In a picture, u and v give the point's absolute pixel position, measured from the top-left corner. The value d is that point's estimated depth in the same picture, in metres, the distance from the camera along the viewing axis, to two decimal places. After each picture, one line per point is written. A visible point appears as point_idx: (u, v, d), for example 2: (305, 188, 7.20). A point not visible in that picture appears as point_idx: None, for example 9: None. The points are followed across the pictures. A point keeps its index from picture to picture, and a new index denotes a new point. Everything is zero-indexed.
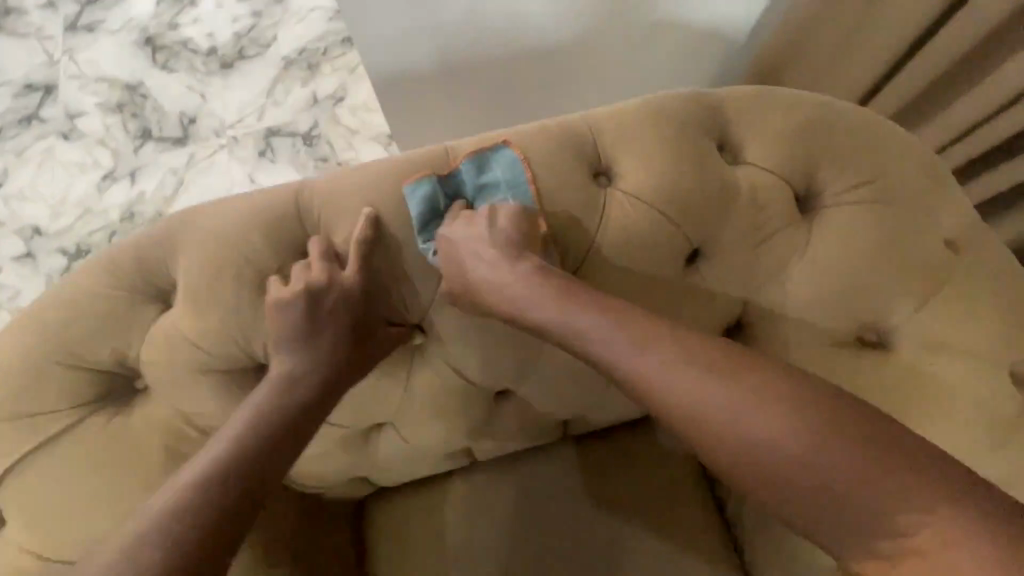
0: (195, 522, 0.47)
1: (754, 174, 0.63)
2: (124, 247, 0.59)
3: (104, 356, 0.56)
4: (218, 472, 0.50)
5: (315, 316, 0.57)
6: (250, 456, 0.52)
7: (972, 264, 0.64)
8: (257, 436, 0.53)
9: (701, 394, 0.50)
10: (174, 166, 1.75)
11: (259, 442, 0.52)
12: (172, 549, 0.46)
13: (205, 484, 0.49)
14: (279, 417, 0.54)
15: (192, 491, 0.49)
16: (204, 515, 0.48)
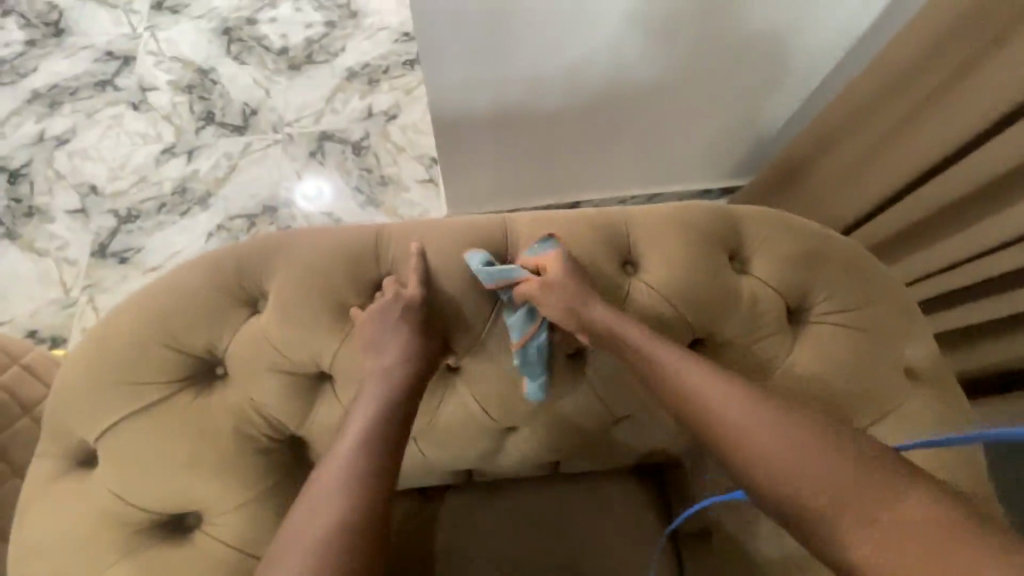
0: (352, 509, 0.57)
1: (754, 284, 0.75)
2: (227, 254, 0.71)
3: (197, 341, 0.68)
4: (357, 467, 0.60)
5: (387, 324, 0.67)
6: (375, 452, 0.61)
7: (926, 391, 0.75)
8: (375, 433, 0.62)
9: (738, 424, 0.61)
10: (230, 152, 1.86)
11: (379, 440, 0.62)
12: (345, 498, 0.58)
13: (349, 479, 0.59)
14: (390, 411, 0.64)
15: (340, 485, 0.58)
16: (356, 503, 0.57)
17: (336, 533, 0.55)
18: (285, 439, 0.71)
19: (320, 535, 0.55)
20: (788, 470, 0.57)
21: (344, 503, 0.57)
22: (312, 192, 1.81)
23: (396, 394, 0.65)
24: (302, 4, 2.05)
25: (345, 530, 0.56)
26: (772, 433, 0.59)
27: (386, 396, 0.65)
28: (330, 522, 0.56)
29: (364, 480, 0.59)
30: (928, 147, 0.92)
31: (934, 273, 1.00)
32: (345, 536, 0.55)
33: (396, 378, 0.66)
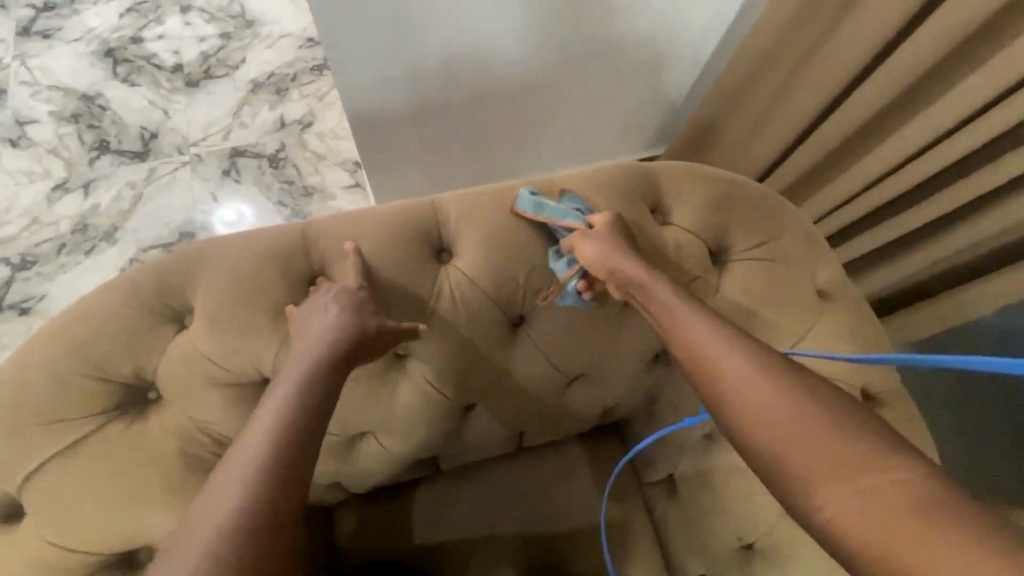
0: (247, 495, 0.51)
1: (677, 234, 0.79)
2: (143, 273, 0.67)
3: (123, 368, 0.64)
4: (284, 412, 0.56)
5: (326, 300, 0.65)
6: (298, 422, 0.56)
7: (838, 308, 0.83)
8: (290, 415, 0.56)
9: (737, 378, 0.56)
10: (132, 180, 1.73)
11: (294, 422, 0.56)
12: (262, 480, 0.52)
13: (247, 472, 0.52)
14: (315, 376, 0.59)
15: (243, 467, 0.52)
16: (257, 487, 0.51)
17: (231, 522, 0.49)
18: None
19: (214, 527, 0.49)
20: (785, 439, 0.51)
21: (244, 488, 0.51)
22: (231, 217, 1.71)
23: (316, 375, 0.59)
24: (192, 16, 1.94)
25: (240, 517, 0.49)
26: (761, 399, 0.53)
27: (320, 348, 0.61)
28: (227, 509, 0.50)
29: (271, 463, 0.53)
30: (812, 93, 1.01)
31: (835, 209, 1.10)
32: (236, 528, 0.49)
33: (321, 353, 0.61)
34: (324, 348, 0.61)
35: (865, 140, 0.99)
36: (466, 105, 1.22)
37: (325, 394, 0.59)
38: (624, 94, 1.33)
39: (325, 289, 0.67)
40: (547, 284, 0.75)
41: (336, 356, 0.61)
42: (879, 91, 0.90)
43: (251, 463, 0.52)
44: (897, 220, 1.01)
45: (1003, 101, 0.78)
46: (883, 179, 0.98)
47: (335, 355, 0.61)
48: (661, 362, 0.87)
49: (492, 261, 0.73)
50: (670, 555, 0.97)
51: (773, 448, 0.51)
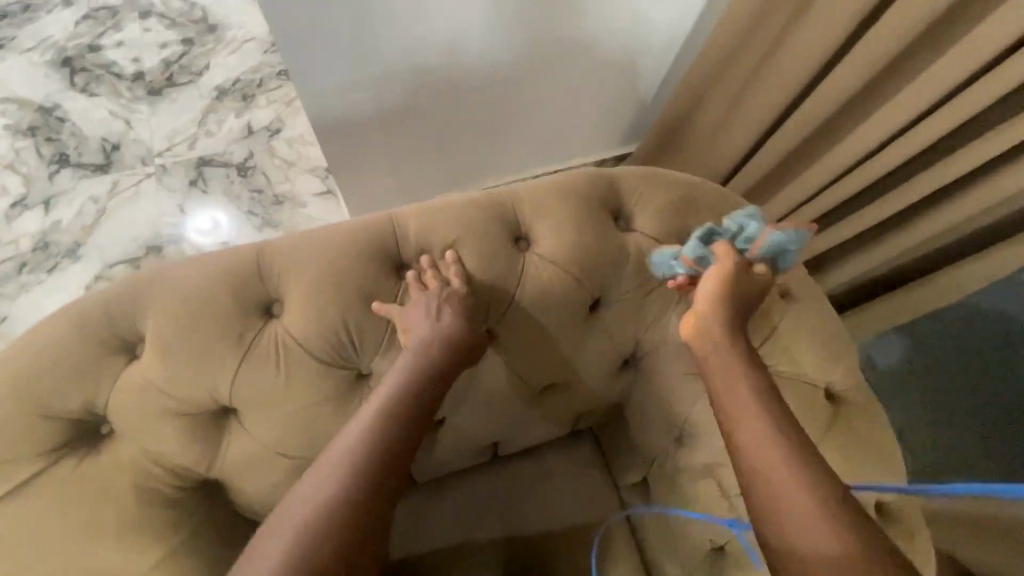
0: (350, 488, 0.55)
1: (640, 239, 0.79)
2: (92, 302, 0.65)
3: (72, 403, 0.62)
4: (389, 416, 0.61)
5: (434, 305, 0.67)
6: (401, 426, 0.61)
7: (802, 308, 0.83)
8: (395, 416, 0.61)
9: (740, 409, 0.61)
10: (95, 194, 1.68)
11: (398, 424, 0.60)
12: (362, 478, 0.56)
13: (349, 465, 0.56)
14: (419, 384, 0.64)
15: (345, 461, 0.57)
16: (357, 481, 0.55)
17: (328, 515, 0.53)
18: (196, 483, 0.67)
19: (309, 515, 0.52)
20: (770, 466, 0.56)
21: (342, 482, 0.55)
22: (207, 225, 1.67)
23: (421, 381, 0.64)
24: (152, 22, 1.88)
25: (334, 507, 0.53)
26: (762, 440, 0.58)
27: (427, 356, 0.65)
28: (326, 499, 0.54)
29: (371, 461, 0.57)
30: (774, 91, 1.01)
31: (799, 205, 1.10)
32: (331, 521, 0.52)
33: (424, 358, 0.65)
34: (428, 356, 0.65)
35: (826, 138, 1.00)
36: (431, 109, 1.21)
37: (428, 401, 0.63)
38: (591, 93, 1.32)
39: (292, 312, 0.67)
40: (511, 297, 0.74)
41: (440, 362, 0.65)
42: (836, 89, 0.91)
43: (353, 459, 0.57)
44: (859, 215, 1.02)
45: (956, 97, 0.79)
46: (844, 176, 0.99)
47: (438, 366, 0.65)
48: (629, 367, 0.87)
49: (449, 276, 0.71)
50: (648, 559, 0.97)
51: (763, 478, 0.55)
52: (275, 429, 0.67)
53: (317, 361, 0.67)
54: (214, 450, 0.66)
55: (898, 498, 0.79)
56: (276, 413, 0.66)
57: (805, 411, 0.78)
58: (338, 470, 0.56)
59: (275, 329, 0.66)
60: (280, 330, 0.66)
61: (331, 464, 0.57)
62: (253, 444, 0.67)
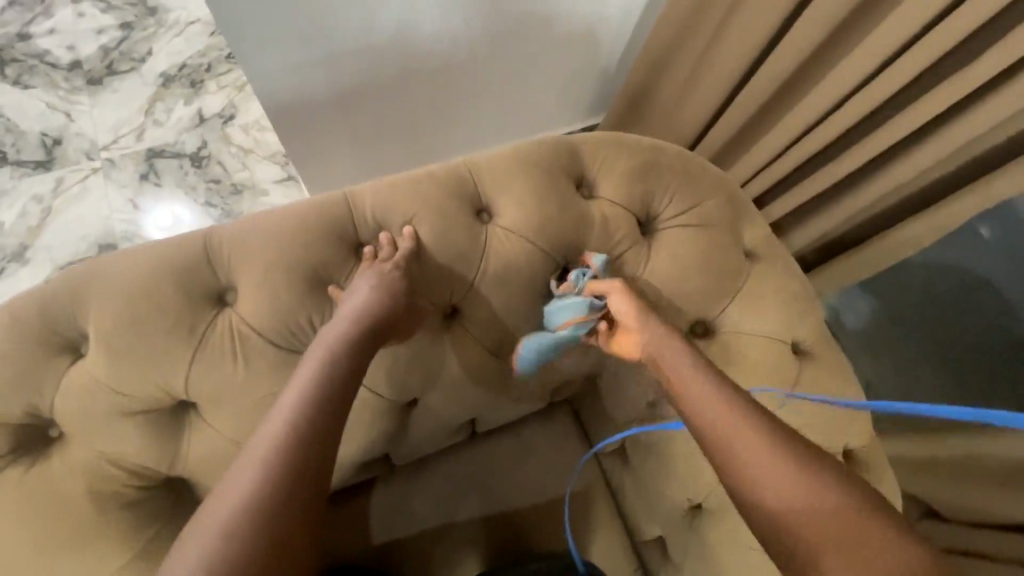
0: (264, 481, 0.52)
1: (605, 206, 0.78)
2: (29, 301, 0.61)
3: (15, 409, 0.59)
4: (308, 396, 0.57)
5: (362, 281, 0.65)
6: (320, 405, 0.57)
7: (768, 268, 0.83)
8: (312, 396, 0.57)
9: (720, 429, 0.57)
10: (39, 194, 1.59)
11: (316, 405, 0.57)
12: (281, 470, 0.52)
13: (267, 459, 0.53)
14: (337, 360, 0.60)
15: (265, 448, 0.54)
16: (276, 468, 0.52)
17: (249, 504, 0.50)
18: (157, 482, 0.64)
19: (229, 507, 0.50)
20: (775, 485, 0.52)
21: (256, 475, 0.52)
22: (167, 220, 1.60)
23: (340, 357, 0.60)
24: (85, 6, 1.76)
25: (255, 502, 0.50)
26: (723, 420, 0.58)
27: (347, 329, 0.62)
28: (239, 498, 0.51)
29: (289, 446, 0.54)
30: (737, 49, 1.00)
31: (763, 165, 1.10)
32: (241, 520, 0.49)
33: (348, 328, 0.62)
34: (347, 331, 0.62)
35: (788, 95, 0.99)
36: (389, 86, 1.16)
37: (349, 376, 0.60)
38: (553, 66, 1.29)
39: (247, 303, 0.64)
40: (476, 271, 0.72)
41: (361, 333, 0.62)
42: (793, 48, 0.90)
43: (267, 452, 0.54)
44: (819, 174, 1.03)
45: (916, 43, 0.78)
46: (805, 135, 0.99)
47: (358, 337, 0.62)
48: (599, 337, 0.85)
49: (400, 248, 0.69)
50: (629, 520, 1.00)
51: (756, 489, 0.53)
52: (237, 421, 0.64)
53: (277, 350, 0.64)
54: (176, 446, 0.64)
55: (861, 444, 0.81)
56: (237, 404, 0.63)
57: (774, 367, 0.79)
58: (258, 463, 0.53)
59: (227, 323, 0.63)
60: (232, 322, 0.64)
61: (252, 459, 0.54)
62: (216, 438, 0.64)
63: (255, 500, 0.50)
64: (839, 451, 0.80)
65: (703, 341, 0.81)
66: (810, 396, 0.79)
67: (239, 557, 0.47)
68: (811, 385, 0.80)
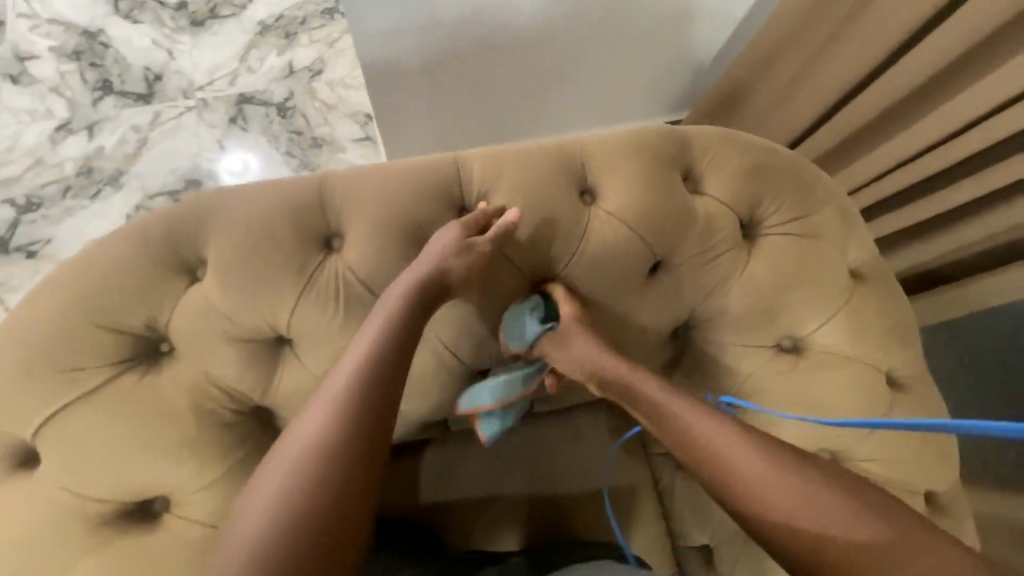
0: (329, 446, 0.54)
1: (709, 204, 0.76)
2: (155, 222, 0.64)
3: (136, 319, 0.62)
4: (370, 364, 0.59)
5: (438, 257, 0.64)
6: (380, 374, 0.59)
7: (870, 290, 0.79)
8: (373, 364, 0.59)
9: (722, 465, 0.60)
10: (137, 124, 1.65)
11: (375, 374, 0.59)
12: (345, 432, 0.55)
13: (330, 422, 0.56)
14: (398, 330, 0.62)
15: (328, 411, 0.56)
16: (339, 430, 0.55)
17: (314, 462, 0.53)
18: (249, 408, 0.67)
19: (297, 462, 0.54)
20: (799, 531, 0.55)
21: (322, 440, 0.55)
22: (237, 166, 1.65)
23: (401, 325, 0.62)
24: None
25: (322, 461, 0.54)
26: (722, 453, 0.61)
27: (409, 300, 0.63)
28: (304, 456, 0.54)
29: (352, 412, 0.56)
30: (858, 59, 0.95)
31: (867, 183, 1.04)
32: (319, 472, 0.53)
33: (409, 301, 0.63)
34: (409, 303, 0.63)
35: (900, 116, 0.93)
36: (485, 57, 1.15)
37: (412, 342, 0.62)
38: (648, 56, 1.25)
39: (352, 249, 0.66)
40: (572, 250, 0.72)
41: (422, 307, 0.63)
42: (926, 62, 0.84)
43: (330, 418, 0.56)
44: (928, 199, 0.96)
45: None
46: (923, 155, 0.92)
47: (419, 310, 0.63)
48: (678, 333, 0.81)
49: (494, 221, 0.68)
50: (674, 522, 0.99)
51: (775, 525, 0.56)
52: (329, 362, 0.66)
53: (374, 300, 0.66)
54: (270, 377, 0.66)
55: (944, 487, 0.77)
56: (329, 346, 0.66)
57: (863, 393, 0.75)
58: (323, 423, 0.56)
59: (330, 267, 0.65)
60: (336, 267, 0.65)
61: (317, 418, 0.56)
62: (305, 376, 0.67)
63: (321, 457, 0.54)
64: (920, 492, 0.76)
65: (791, 356, 0.77)
66: (896, 428, 0.75)
67: (307, 508, 0.51)
68: (898, 418, 0.76)
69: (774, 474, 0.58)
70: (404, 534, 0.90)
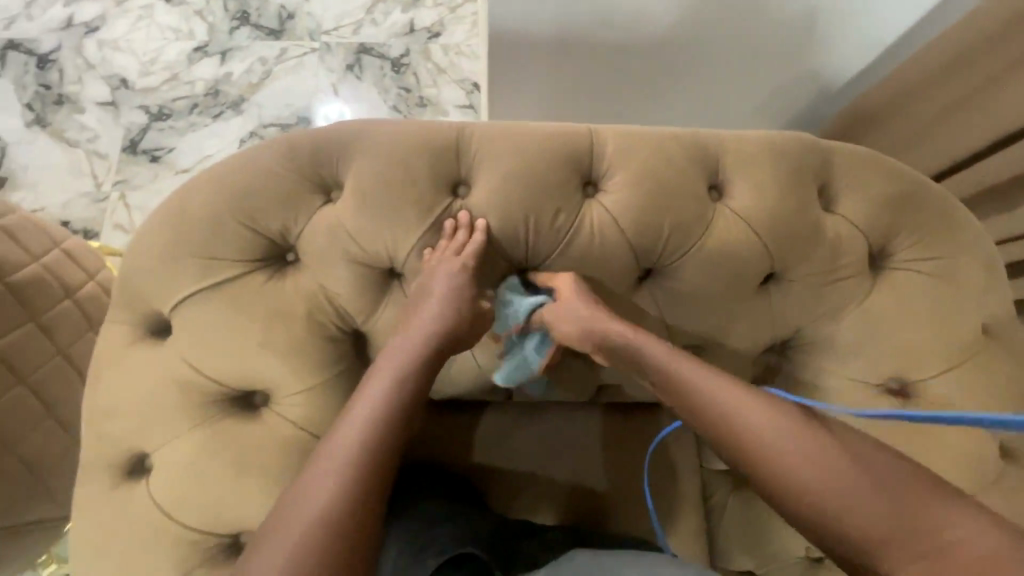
0: (372, 446, 0.56)
1: (841, 224, 0.72)
2: (303, 141, 0.68)
3: (273, 225, 0.66)
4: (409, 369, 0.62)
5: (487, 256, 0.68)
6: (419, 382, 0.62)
7: (999, 349, 0.73)
8: (412, 372, 0.62)
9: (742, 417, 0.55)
10: (264, 57, 1.74)
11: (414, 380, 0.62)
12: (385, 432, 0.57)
13: (374, 424, 0.58)
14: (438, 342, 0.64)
15: (370, 413, 0.58)
16: (381, 432, 0.57)
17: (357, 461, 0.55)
18: (352, 330, 0.70)
19: (339, 461, 0.55)
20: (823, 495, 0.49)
21: (364, 439, 0.56)
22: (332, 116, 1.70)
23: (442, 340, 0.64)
24: None
25: (364, 458, 0.55)
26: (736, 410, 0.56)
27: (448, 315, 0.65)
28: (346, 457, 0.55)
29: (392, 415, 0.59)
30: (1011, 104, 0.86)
31: (1008, 238, 0.95)
32: (364, 462, 0.55)
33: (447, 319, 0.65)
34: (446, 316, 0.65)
35: None
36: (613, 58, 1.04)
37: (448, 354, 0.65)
38: (798, 84, 1.12)
39: (477, 199, 0.68)
40: (691, 242, 0.69)
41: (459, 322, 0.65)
42: None
43: (372, 420, 0.58)
44: None
45: None
46: None
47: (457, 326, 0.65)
48: (775, 352, 0.78)
49: (616, 200, 0.68)
50: (719, 545, 0.96)
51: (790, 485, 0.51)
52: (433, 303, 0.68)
53: (489, 252, 0.68)
54: (377, 305, 0.69)
55: None
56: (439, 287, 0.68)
57: (967, 455, 0.70)
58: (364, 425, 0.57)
59: (419, 253, 0.67)
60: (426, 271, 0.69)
61: (358, 416, 0.58)
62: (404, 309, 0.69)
63: (362, 456, 0.55)
64: None
65: (897, 400, 0.73)
66: (1002, 500, 0.70)
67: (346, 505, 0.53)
68: (1005, 489, 0.70)
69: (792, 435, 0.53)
70: (450, 487, 0.90)
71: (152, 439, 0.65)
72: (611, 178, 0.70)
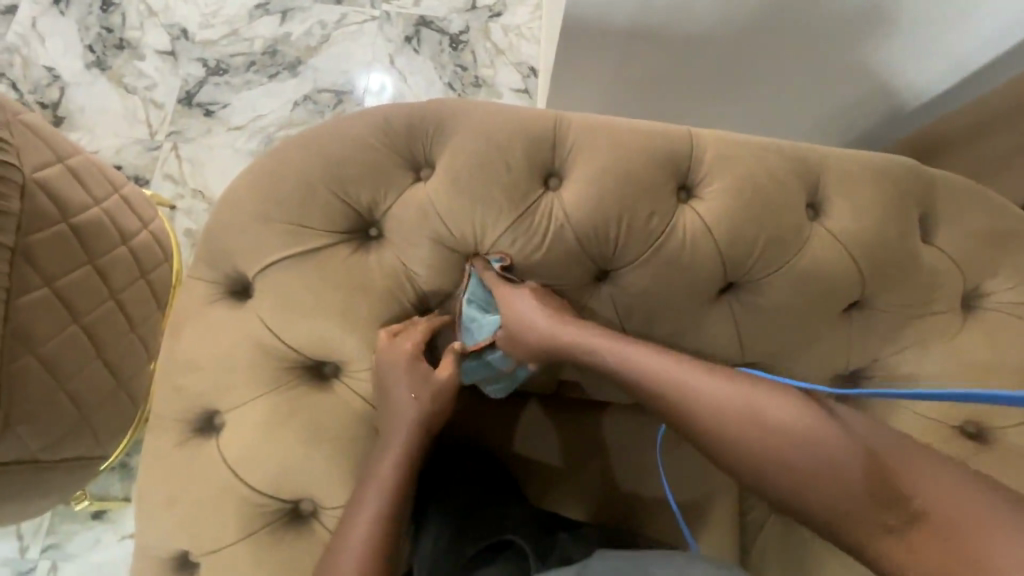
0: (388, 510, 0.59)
1: (938, 257, 0.70)
2: (398, 115, 0.67)
3: (362, 198, 0.66)
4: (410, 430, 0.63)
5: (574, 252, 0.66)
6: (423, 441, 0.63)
7: None
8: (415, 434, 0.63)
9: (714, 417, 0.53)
10: (324, 20, 1.71)
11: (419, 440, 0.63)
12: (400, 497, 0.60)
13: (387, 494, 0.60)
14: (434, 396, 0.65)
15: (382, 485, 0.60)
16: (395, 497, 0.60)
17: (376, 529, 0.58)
18: (425, 311, 0.70)
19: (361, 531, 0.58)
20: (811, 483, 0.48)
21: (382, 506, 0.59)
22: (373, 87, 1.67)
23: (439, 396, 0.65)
24: None
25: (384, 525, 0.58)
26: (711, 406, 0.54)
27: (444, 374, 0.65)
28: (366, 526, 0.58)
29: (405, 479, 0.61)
30: None
31: None
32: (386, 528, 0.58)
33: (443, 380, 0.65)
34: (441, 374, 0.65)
35: None
36: (683, 59, 0.94)
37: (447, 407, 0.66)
38: (898, 93, 0.98)
39: (571, 192, 0.66)
40: (784, 259, 0.67)
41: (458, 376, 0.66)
42: None
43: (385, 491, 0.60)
44: None
45: None
46: None
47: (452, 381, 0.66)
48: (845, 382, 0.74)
49: (712, 207, 0.67)
50: None
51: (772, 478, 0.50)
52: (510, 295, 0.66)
53: (577, 247, 0.66)
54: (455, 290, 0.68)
55: None
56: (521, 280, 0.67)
57: None
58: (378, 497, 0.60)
59: (502, 243, 0.66)
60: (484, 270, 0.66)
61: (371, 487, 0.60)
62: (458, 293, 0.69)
63: (383, 523, 0.58)
64: None
65: (974, 442, 0.71)
66: None
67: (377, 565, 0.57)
68: None
69: (762, 429, 0.51)
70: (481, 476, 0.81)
71: (226, 399, 0.65)
72: (708, 184, 0.68)
